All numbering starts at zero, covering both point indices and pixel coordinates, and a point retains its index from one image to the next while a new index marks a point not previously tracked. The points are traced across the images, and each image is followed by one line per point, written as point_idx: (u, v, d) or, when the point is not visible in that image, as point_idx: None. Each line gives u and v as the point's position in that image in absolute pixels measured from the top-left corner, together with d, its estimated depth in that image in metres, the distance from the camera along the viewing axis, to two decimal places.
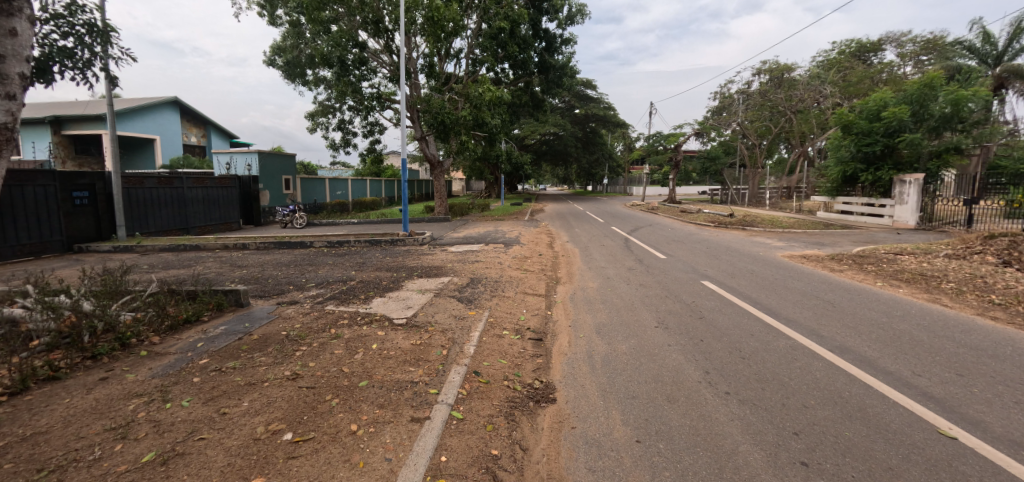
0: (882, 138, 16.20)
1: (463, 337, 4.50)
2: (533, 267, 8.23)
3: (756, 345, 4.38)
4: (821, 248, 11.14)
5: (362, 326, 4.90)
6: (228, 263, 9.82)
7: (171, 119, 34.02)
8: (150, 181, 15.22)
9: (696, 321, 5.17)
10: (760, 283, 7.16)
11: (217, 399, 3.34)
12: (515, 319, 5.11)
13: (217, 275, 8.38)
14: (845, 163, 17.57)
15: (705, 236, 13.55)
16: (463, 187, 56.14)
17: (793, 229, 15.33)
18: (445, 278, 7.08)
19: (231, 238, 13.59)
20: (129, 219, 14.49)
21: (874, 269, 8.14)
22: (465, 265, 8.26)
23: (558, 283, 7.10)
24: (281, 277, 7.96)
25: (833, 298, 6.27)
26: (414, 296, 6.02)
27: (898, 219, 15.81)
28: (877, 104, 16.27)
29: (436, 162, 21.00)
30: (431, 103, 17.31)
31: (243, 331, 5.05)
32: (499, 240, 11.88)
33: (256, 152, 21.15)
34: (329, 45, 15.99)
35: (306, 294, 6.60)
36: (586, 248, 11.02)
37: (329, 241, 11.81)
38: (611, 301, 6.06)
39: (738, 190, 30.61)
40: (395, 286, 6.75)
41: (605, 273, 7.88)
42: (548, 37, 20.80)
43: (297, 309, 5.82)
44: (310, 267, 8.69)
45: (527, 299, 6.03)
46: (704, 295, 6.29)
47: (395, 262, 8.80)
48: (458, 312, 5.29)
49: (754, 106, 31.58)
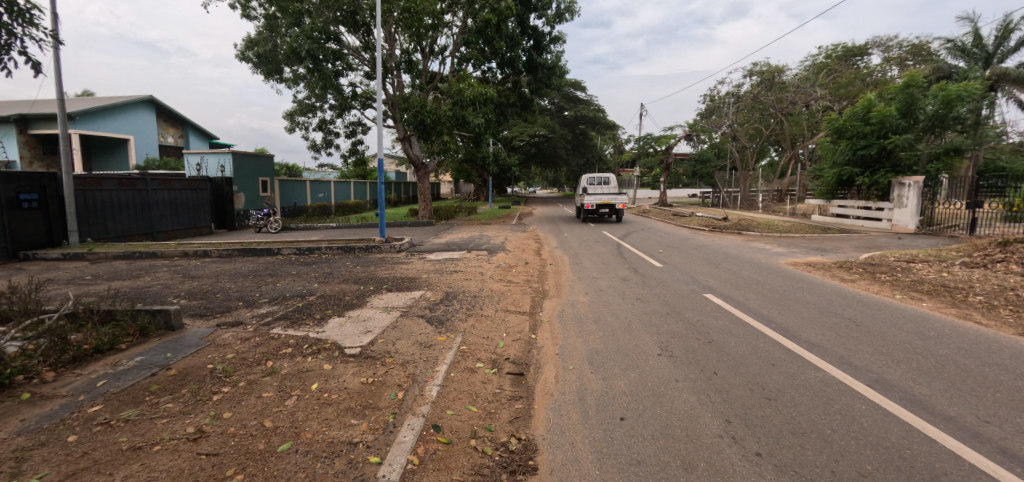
0: (877, 140, 15.64)
1: (427, 373, 3.68)
2: (517, 279, 7.42)
3: (779, 384, 3.66)
4: (825, 254, 10.60)
5: (306, 358, 4.04)
6: (182, 273, 8.86)
7: (146, 119, 32.66)
8: (109, 182, 14.09)
9: (704, 346, 4.47)
10: (769, 296, 6.52)
11: (79, 476, 2.46)
12: (492, 347, 4.29)
13: (164, 289, 7.43)
14: (841, 166, 16.87)
15: (700, 241, 12.94)
16: (452, 190, 55.21)
17: (791, 234, 14.75)
18: (417, 293, 6.25)
19: (195, 244, 12.60)
20: (82, 224, 13.35)
21: (889, 279, 7.55)
22: (442, 276, 7.42)
23: (545, 298, 6.31)
24: (233, 290, 7.04)
25: (852, 315, 5.65)
26: (377, 316, 5.19)
27: (896, 222, 15.40)
28: (865, 107, 15.88)
29: (420, 164, 20.12)
30: (412, 101, 16.51)
31: (161, 363, 4.13)
32: (482, 247, 11.12)
33: (229, 152, 19.97)
34: (301, 38, 15.07)
35: (255, 313, 5.70)
36: (576, 255, 10.29)
37: (299, 247, 10.89)
38: (606, 319, 5.32)
39: (730, 193, 30.11)
40: (360, 302, 5.90)
41: (598, 285, 7.11)
42: (536, 34, 20.08)
43: (238, 332, 4.93)
44: (271, 279, 7.78)
45: (508, 318, 5.22)
46: (709, 312, 5.60)
47: (366, 272, 7.95)
48: (424, 338, 4.44)
49: (745, 108, 31.22)
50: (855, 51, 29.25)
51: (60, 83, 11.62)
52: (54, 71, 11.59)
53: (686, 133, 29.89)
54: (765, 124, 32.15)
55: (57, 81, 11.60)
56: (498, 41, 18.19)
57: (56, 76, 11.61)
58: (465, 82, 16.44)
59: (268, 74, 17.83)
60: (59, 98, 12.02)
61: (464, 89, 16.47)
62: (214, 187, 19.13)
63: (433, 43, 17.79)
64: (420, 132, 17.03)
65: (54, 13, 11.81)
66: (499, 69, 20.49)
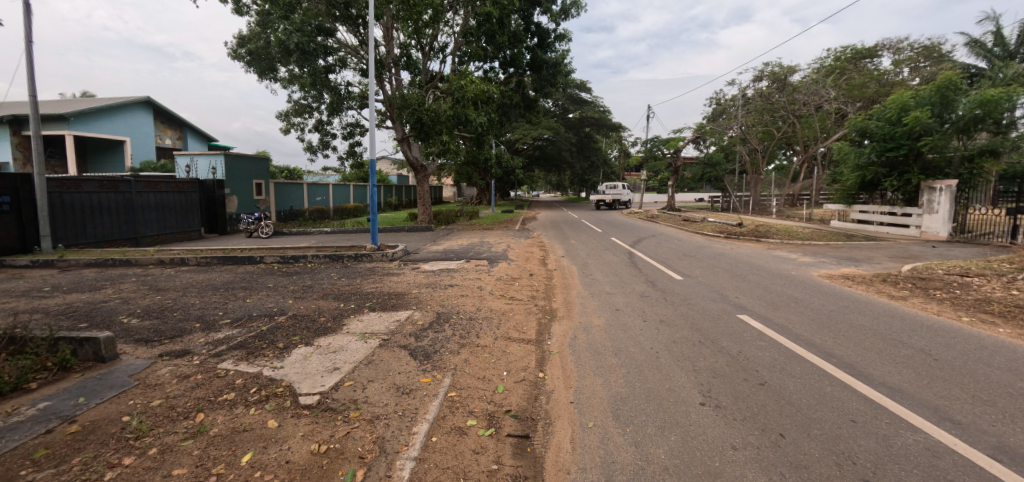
0: (907, 141, 14.50)
1: (401, 435, 2.76)
2: (520, 295, 6.49)
3: (872, 456, 2.72)
4: (858, 265, 9.64)
5: (249, 410, 3.12)
6: (149, 285, 7.97)
7: (142, 120, 31.97)
8: (90, 184, 13.28)
9: (756, 391, 3.55)
10: (815, 318, 5.58)
11: None
12: (488, 395, 3.35)
13: (120, 305, 6.55)
14: (864, 167, 15.94)
15: (717, 249, 12.03)
16: (454, 194, 54.42)
17: (814, 241, 13.77)
18: (404, 314, 5.34)
19: (176, 250, 11.74)
20: (58, 229, 12.50)
21: (948, 297, 6.56)
22: (435, 291, 6.54)
23: (554, 320, 5.37)
24: (195, 308, 6.12)
25: (920, 345, 4.70)
26: (353, 346, 4.28)
27: (926, 229, 14.44)
28: (896, 108, 14.62)
29: (419, 166, 19.27)
30: (409, 99, 15.66)
31: (65, 413, 3.22)
32: (482, 255, 10.24)
33: (221, 153, 19.12)
34: (289, 30, 14.20)
35: (209, 339, 4.78)
36: (586, 265, 9.39)
37: (283, 256, 10.03)
38: (629, 350, 4.39)
39: (740, 197, 29.09)
40: (335, 326, 4.98)
41: (614, 303, 6.17)
42: (540, 31, 19.23)
43: (179, 367, 4.03)
44: (242, 293, 6.88)
45: (510, 349, 4.29)
46: (750, 340, 4.65)
47: (351, 286, 7.06)
48: (403, 379, 3.51)
49: (755, 110, 30.05)
50: (865, 53, 28.11)
51: (31, 78, 10.83)
52: (25, 66, 10.81)
53: (695, 136, 28.86)
54: (775, 127, 30.98)
55: (27, 77, 10.82)
56: (500, 37, 17.31)
57: (27, 70, 10.83)
58: (465, 78, 15.53)
59: (260, 73, 16.95)
60: (31, 96, 11.22)
61: (465, 86, 15.57)
62: (204, 190, 18.32)
63: (432, 40, 16.96)
64: (418, 132, 16.14)
65: (26, 6, 11.07)
66: (501, 67, 19.66)
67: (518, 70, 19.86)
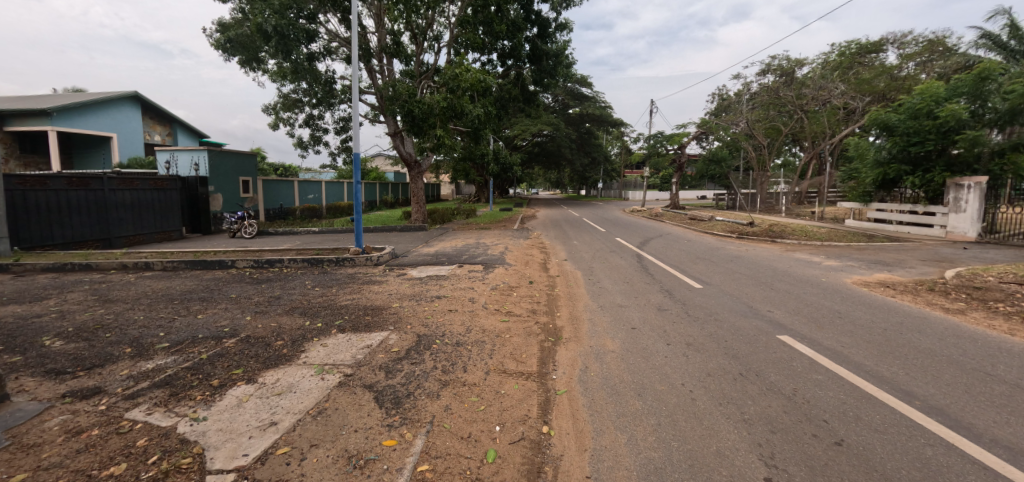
0: (934, 135, 13.61)
1: None
2: (518, 309, 5.59)
3: None
4: (891, 270, 8.78)
5: None
6: (98, 294, 7.02)
7: (130, 116, 30.91)
8: (57, 182, 12.30)
9: (836, 456, 2.63)
10: (870, 340, 4.69)
11: None
12: (476, 470, 2.41)
13: (53, 320, 5.63)
14: (885, 164, 15.20)
15: (732, 251, 11.13)
16: (453, 192, 53.49)
17: (833, 242, 12.89)
18: (378, 336, 4.42)
19: (145, 252, 10.78)
20: (19, 230, 11.50)
21: (1015, 311, 5.67)
22: (420, 305, 5.64)
23: (559, 344, 4.45)
24: (135, 326, 5.18)
25: (1014, 378, 3.79)
26: (305, 385, 3.36)
27: (953, 230, 13.54)
28: (927, 100, 13.68)
29: (413, 163, 18.28)
30: (399, 88, 14.68)
31: None
32: (477, 258, 9.36)
33: (204, 149, 18.09)
34: (268, 14, 13.21)
35: (132, 373, 3.86)
36: (591, 270, 8.49)
37: (257, 261, 9.11)
38: (655, 388, 3.47)
39: (747, 195, 28.20)
40: (291, 353, 4.05)
41: (628, 320, 5.26)
42: (540, 20, 18.26)
43: (76, 416, 3.11)
44: (197, 306, 5.95)
45: (506, 389, 3.36)
46: (804, 375, 3.76)
47: (324, 297, 6.17)
48: (360, 442, 2.58)
49: (761, 105, 28.98)
50: (870, 48, 26.99)
51: None
52: None
53: (699, 131, 27.84)
54: (781, 122, 29.93)
55: None
56: (497, 25, 16.39)
57: None
58: (460, 67, 14.59)
59: (244, 62, 15.93)
60: None
61: (460, 75, 14.56)
62: (186, 187, 17.35)
63: (426, 29, 15.99)
64: (411, 125, 15.27)
65: None
66: (500, 59, 18.78)
67: (517, 63, 18.91)
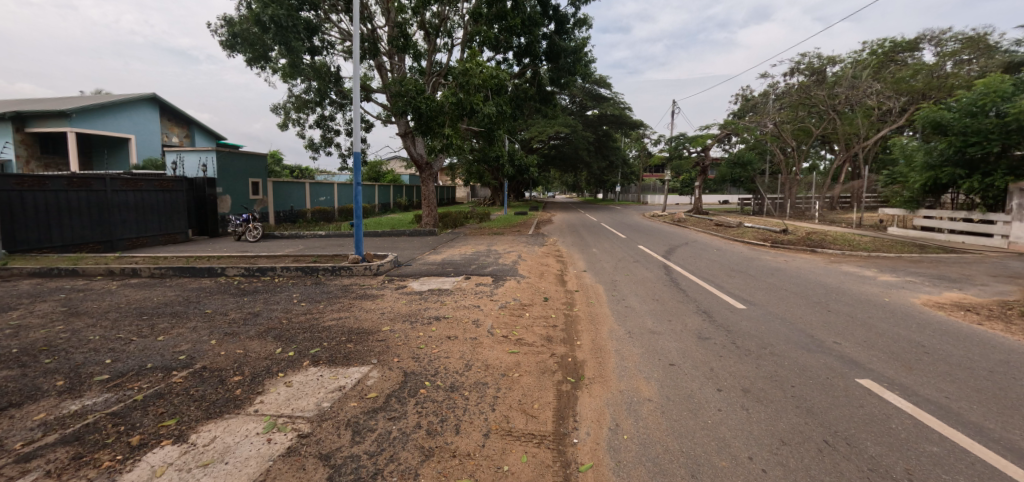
0: (996, 134, 12.21)
1: None
2: (531, 336, 4.67)
3: None
4: (962, 288, 7.60)
5: None
6: (68, 306, 6.39)
7: (149, 118, 31.09)
8: (57, 182, 11.91)
9: None
10: (981, 389, 3.64)
11: None
12: None
13: (3, 337, 4.98)
14: (937, 167, 13.78)
15: (771, 262, 10.03)
16: (468, 195, 52.84)
17: (881, 253, 11.65)
18: (356, 374, 3.59)
19: (139, 257, 10.24)
20: (14, 232, 11.10)
21: None
22: (414, 329, 4.78)
23: (581, 387, 3.54)
24: (83, 349, 4.45)
25: None
26: (243, 451, 2.52)
27: (1016, 240, 12.07)
28: (993, 96, 12.27)
29: (423, 164, 17.59)
30: (406, 85, 14.06)
31: None
32: (487, 268, 8.50)
33: (213, 150, 17.75)
34: (265, 4, 12.69)
35: (48, 418, 3.09)
36: (614, 283, 7.56)
37: (249, 268, 8.43)
38: (715, 466, 2.53)
39: (773, 200, 26.79)
40: (244, 396, 3.24)
41: (665, 353, 4.31)
42: (558, 16, 17.41)
43: None
44: (165, 324, 5.22)
45: (510, 464, 2.47)
46: (916, 447, 2.77)
47: (308, 316, 5.38)
48: None
49: (788, 105, 26.71)
50: (906, 45, 25.37)
51: None
52: None
53: (723, 133, 26.56)
54: (811, 124, 28.31)
55: None
56: (512, 19, 15.57)
57: None
58: (471, 62, 13.80)
59: (251, 60, 15.33)
60: None
61: (470, 70, 13.72)
62: (193, 188, 16.97)
63: (438, 24, 15.31)
64: (419, 124, 14.56)
65: None
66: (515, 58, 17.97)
67: (533, 61, 18.08)
